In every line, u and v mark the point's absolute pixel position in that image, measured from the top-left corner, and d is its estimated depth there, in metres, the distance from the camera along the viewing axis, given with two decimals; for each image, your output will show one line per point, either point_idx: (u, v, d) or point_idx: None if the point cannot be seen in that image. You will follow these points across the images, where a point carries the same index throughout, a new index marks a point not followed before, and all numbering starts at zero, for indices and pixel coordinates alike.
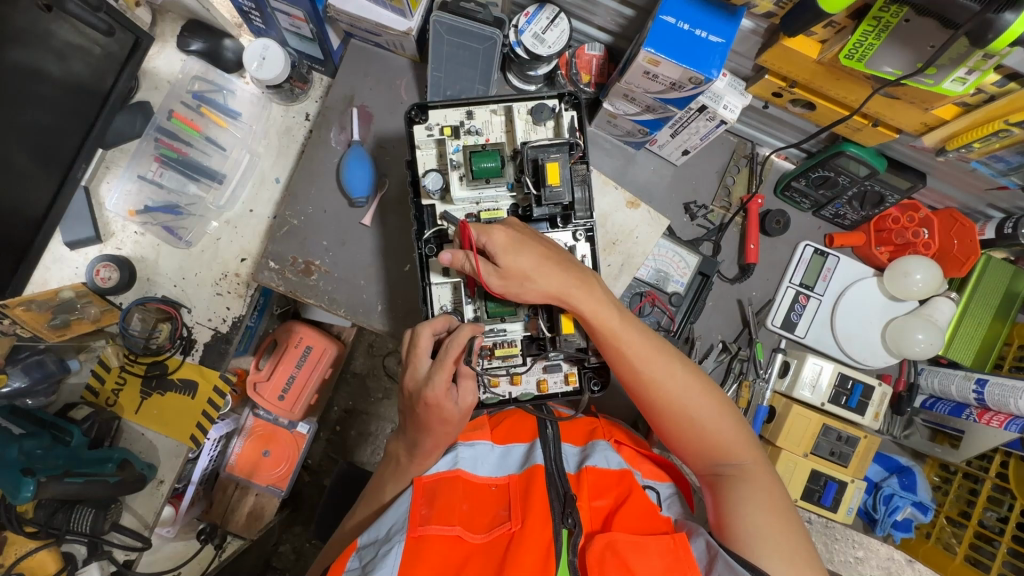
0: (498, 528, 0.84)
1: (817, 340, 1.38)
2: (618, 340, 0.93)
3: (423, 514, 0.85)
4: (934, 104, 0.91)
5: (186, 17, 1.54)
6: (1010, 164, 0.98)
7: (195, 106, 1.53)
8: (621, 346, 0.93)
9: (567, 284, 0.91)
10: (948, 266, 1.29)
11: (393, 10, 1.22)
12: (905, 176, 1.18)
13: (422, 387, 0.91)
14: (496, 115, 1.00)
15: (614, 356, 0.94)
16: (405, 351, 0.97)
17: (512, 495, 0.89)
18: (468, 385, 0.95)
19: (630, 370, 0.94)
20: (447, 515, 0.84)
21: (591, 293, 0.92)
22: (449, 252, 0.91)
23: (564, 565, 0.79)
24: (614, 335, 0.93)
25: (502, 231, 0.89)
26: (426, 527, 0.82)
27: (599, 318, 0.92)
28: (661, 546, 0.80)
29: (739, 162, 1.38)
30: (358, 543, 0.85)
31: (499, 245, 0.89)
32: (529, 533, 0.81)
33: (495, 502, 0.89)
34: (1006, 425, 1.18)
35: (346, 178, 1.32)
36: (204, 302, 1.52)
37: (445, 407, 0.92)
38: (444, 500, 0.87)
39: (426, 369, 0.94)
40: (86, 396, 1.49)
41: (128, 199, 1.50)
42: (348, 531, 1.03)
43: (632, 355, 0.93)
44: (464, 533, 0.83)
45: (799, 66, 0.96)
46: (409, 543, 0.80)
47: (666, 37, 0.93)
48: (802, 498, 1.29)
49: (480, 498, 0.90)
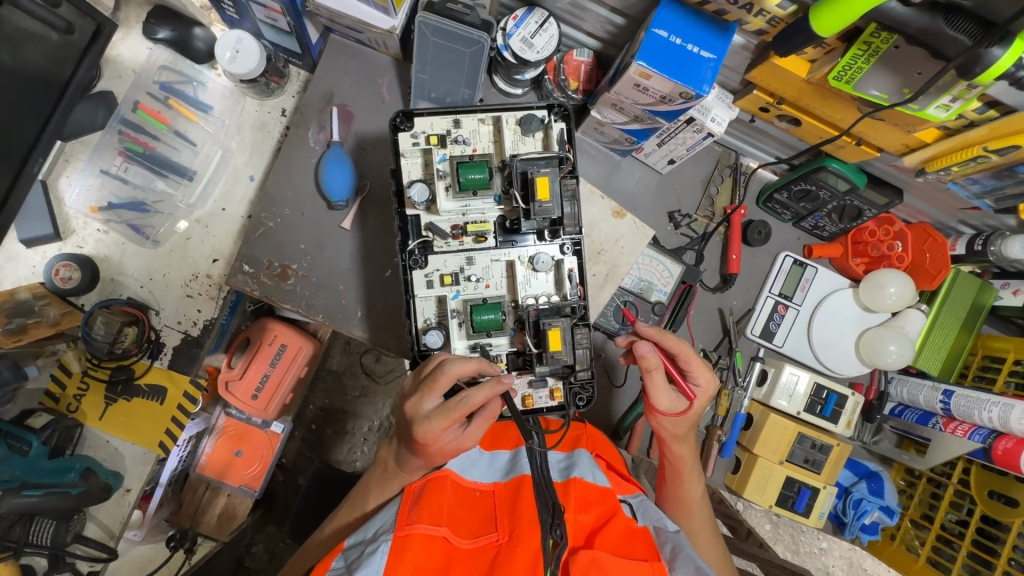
0: (485, 537, 0.85)
1: (794, 350, 1.41)
2: (686, 484, 1.10)
3: (410, 516, 0.84)
4: (916, 128, 0.92)
5: (153, 3, 1.45)
6: (985, 187, 1.01)
7: (162, 98, 1.45)
8: (692, 508, 1.10)
9: (681, 440, 1.08)
10: (920, 279, 1.32)
11: (376, 7, 1.17)
12: (883, 193, 1.21)
13: (418, 423, 0.88)
14: (485, 125, 0.98)
15: (678, 492, 1.11)
16: (424, 372, 0.91)
17: (498, 502, 0.91)
18: (474, 432, 0.91)
19: (692, 524, 1.08)
20: (435, 516, 0.84)
21: (694, 467, 1.11)
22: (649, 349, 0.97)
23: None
24: (683, 479, 1.10)
25: (707, 389, 1.06)
26: (414, 526, 0.81)
27: (688, 480, 1.11)
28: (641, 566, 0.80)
29: (724, 172, 1.38)
30: (344, 544, 0.84)
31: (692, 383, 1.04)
32: (517, 545, 0.81)
33: (480, 508, 0.91)
34: (970, 434, 1.22)
35: (325, 180, 1.27)
36: (173, 304, 1.46)
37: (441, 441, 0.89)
38: (432, 499, 0.87)
39: (429, 406, 0.89)
40: (46, 402, 1.41)
41: (89, 195, 1.42)
42: (336, 526, 1.01)
43: (697, 520, 1.08)
44: (451, 536, 0.83)
45: (788, 83, 0.96)
46: (396, 542, 0.79)
47: (658, 51, 0.92)
48: (776, 504, 1.33)
49: (466, 503, 0.91)
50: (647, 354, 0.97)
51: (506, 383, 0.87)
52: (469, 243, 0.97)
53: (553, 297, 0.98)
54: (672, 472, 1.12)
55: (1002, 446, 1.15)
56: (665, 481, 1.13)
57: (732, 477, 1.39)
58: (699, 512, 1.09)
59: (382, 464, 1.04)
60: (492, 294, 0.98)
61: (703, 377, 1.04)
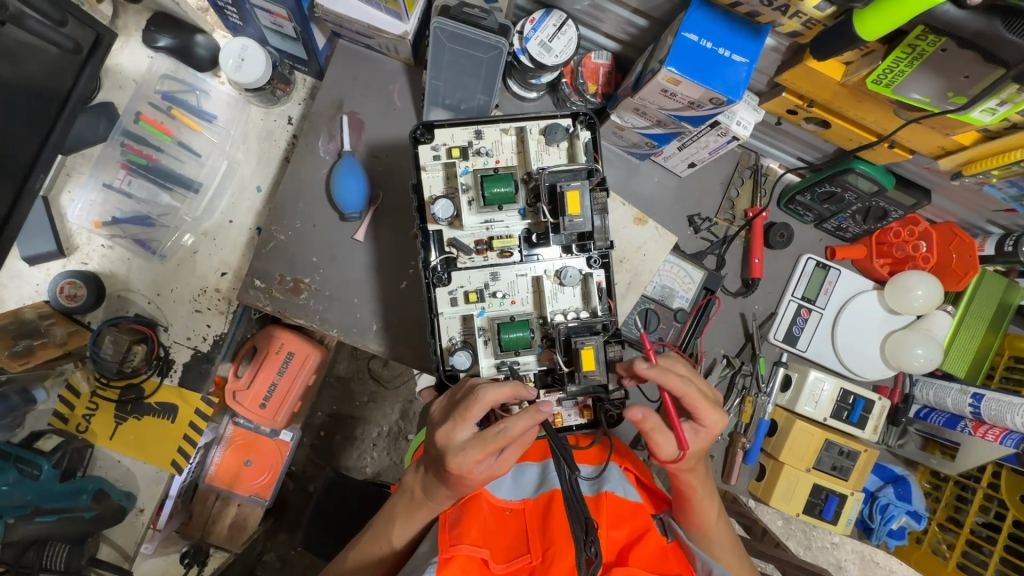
0: (518, 560, 0.83)
1: (818, 354, 1.38)
2: (696, 509, 1.00)
3: (451, 536, 0.83)
4: (957, 130, 0.89)
5: (153, 10, 1.41)
6: (1022, 189, 0.98)
7: (164, 107, 1.40)
8: (710, 533, 1.02)
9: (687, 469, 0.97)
10: (946, 280, 1.30)
11: (388, 12, 1.12)
12: (911, 194, 1.18)
13: (452, 453, 0.84)
14: (507, 135, 0.94)
15: (691, 518, 1.02)
16: (457, 399, 0.87)
17: (529, 520, 0.89)
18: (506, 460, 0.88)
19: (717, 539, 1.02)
20: (476, 537, 0.83)
21: (705, 490, 1.01)
22: (642, 414, 0.91)
23: None
24: (693, 505, 1.00)
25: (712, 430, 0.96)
26: (456, 547, 0.80)
27: (701, 507, 1.00)
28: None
29: (744, 173, 1.35)
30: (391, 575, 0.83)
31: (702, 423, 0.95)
32: (552, 563, 0.80)
33: (511, 526, 0.89)
34: (1002, 439, 1.20)
35: (337, 192, 1.23)
36: (182, 320, 1.43)
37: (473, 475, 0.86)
38: (467, 522, 0.86)
39: (462, 436, 0.85)
40: (54, 423, 1.38)
41: (93, 210, 1.38)
42: (359, 557, 0.97)
43: (718, 537, 1.02)
44: (489, 559, 0.82)
45: (820, 87, 0.93)
46: (440, 561, 0.78)
47: (688, 55, 0.88)
48: (804, 511, 1.30)
49: (498, 522, 0.90)
50: (642, 418, 0.91)
51: (544, 415, 0.84)
52: (494, 258, 0.94)
53: (581, 312, 0.94)
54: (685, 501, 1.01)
55: None
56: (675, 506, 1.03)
57: (758, 485, 1.37)
58: (718, 533, 1.02)
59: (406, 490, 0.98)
60: (519, 310, 0.95)
61: (711, 422, 0.95)
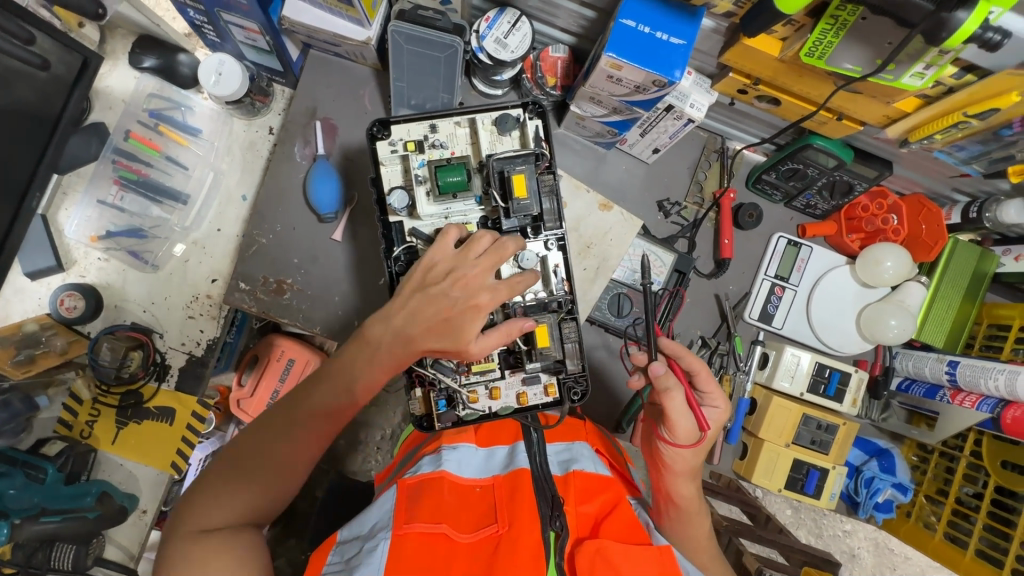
0: (484, 530, 0.85)
1: (795, 331, 1.39)
2: (693, 514, 1.03)
3: (409, 514, 0.85)
4: (897, 98, 0.91)
5: (137, 33, 1.49)
6: (971, 153, 0.99)
7: (152, 125, 1.48)
8: (694, 524, 1.03)
9: (693, 473, 1.04)
10: (917, 252, 1.31)
11: (350, 20, 1.17)
12: (872, 165, 1.19)
13: (482, 293, 0.86)
14: (461, 127, 0.98)
15: (683, 521, 1.03)
16: (479, 248, 0.88)
17: (497, 495, 0.91)
18: (490, 342, 0.88)
19: (696, 532, 1.03)
20: (431, 514, 0.85)
21: (700, 502, 1.05)
22: (664, 367, 1.00)
23: (552, 567, 0.80)
24: (690, 511, 1.03)
25: (719, 416, 1.06)
26: (410, 525, 0.82)
27: (694, 514, 1.03)
28: (648, 554, 0.80)
29: (710, 157, 1.38)
30: (337, 537, 0.87)
31: (710, 394, 1.05)
32: (518, 535, 0.82)
33: (481, 502, 0.91)
34: (978, 405, 1.20)
35: (312, 194, 1.29)
36: (177, 326, 1.48)
37: (464, 332, 0.85)
38: (429, 501, 0.87)
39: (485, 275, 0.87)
40: (60, 430, 1.44)
41: (89, 225, 1.47)
42: (314, 422, 0.89)
43: (696, 522, 1.03)
44: (451, 531, 0.83)
45: (763, 64, 0.96)
46: (393, 539, 0.80)
47: (626, 40, 0.92)
48: (786, 487, 1.31)
49: (465, 500, 0.91)
50: (664, 373, 0.99)
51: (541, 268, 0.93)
52: None
53: (540, 293, 0.99)
54: (672, 509, 1.05)
55: (1011, 415, 1.13)
56: (665, 511, 1.06)
57: (740, 463, 1.38)
58: (704, 527, 1.04)
59: (369, 344, 0.89)
60: None
61: (720, 397, 1.05)
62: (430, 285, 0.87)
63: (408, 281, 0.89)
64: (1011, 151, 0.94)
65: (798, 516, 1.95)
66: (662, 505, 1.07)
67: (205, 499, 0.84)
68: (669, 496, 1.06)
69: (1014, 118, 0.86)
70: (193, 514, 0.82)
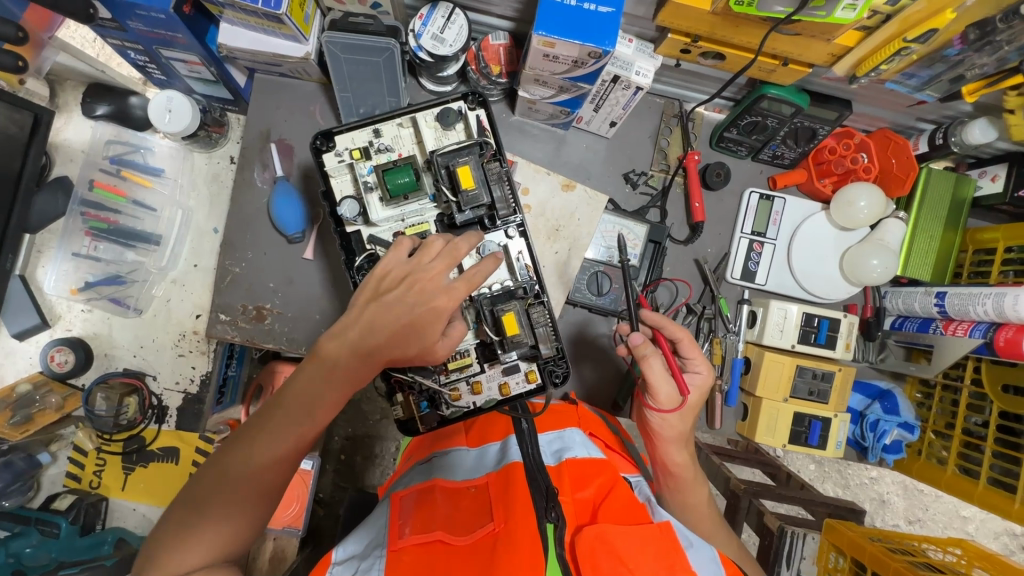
0: (481, 530, 0.77)
1: (779, 285, 1.38)
2: (688, 484, 1.02)
3: (403, 530, 0.80)
4: (835, 33, 0.89)
5: (87, 82, 1.50)
6: (922, 79, 0.98)
7: (115, 171, 1.48)
8: (691, 495, 1.02)
9: (682, 440, 1.03)
10: (892, 186, 1.28)
11: (286, 37, 1.16)
12: (831, 107, 1.17)
13: (438, 295, 0.82)
14: (404, 127, 0.98)
15: (679, 490, 1.03)
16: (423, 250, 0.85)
17: (492, 492, 0.84)
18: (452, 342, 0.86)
19: (696, 499, 1.02)
20: (427, 525, 0.80)
21: (695, 470, 1.04)
22: (641, 335, 1.00)
23: (554, 562, 0.71)
24: (686, 479, 1.02)
25: (704, 381, 1.04)
26: (407, 538, 0.77)
27: (691, 484, 1.02)
28: (649, 534, 0.72)
29: (670, 122, 1.36)
30: (332, 557, 0.80)
31: (692, 360, 1.04)
32: (513, 531, 0.74)
33: (474, 503, 0.84)
34: (971, 331, 1.18)
35: (277, 216, 1.29)
36: (168, 365, 1.50)
37: (432, 335, 0.81)
38: (422, 511, 0.83)
39: (439, 270, 0.83)
40: (70, 483, 1.47)
41: (67, 278, 1.47)
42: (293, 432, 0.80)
43: (694, 490, 1.02)
44: (447, 536, 0.78)
45: (697, 20, 0.95)
46: (389, 555, 0.75)
47: (555, 17, 0.91)
48: (789, 442, 1.30)
49: (460, 504, 0.85)
50: (641, 340, 0.99)
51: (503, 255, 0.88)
52: None
53: (507, 282, 0.99)
54: (669, 478, 1.04)
55: (1004, 336, 1.12)
56: (662, 481, 1.05)
57: (743, 424, 1.37)
58: (703, 497, 1.03)
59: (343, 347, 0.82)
60: None
61: (702, 363, 1.04)
62: (384, 292, 0.82)
63: (362, 289, 0.84)
64: (959, 72, 0.93)
65: (823, 470, 1.94)
66: (659, 477, 1.06)
67: (179, 529, 0.76)
68: (663, 467, 1.05)
69: (952, 36, 0.87)
70: (169, 546, 0.75)
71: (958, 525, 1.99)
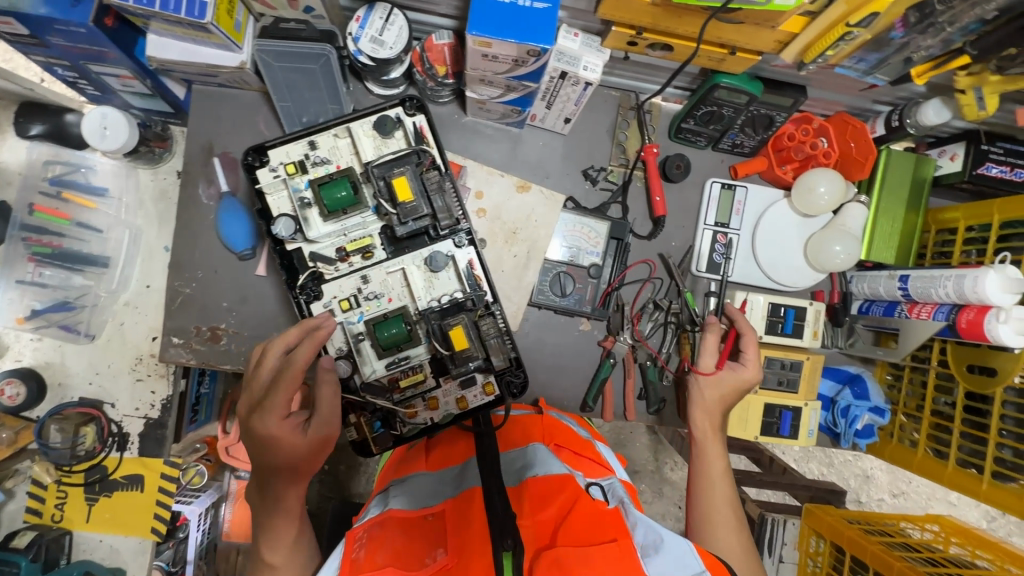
0: (434, 565, 0.73)
1: (744, 275, 1.36)
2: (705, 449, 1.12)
3: (354, 566, 0.73)
4: (779, 20, 0.87)
5: (19, 101, 1.43)
6: (870, 62, 0.96)
7: (54, 193, 1.40)
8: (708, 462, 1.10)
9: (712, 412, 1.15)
10: (853, 170, 1.26)
11: (217, 45, 1.09)
12: (786, 93, 1.15)
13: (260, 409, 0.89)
14: (341, 139, 1.01)
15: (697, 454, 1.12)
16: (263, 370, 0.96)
17: (448, 524, 0.80)
18: (318, 419, 0.92)
19: (708, 464, 1.10)
20: (379, 561, 0.74)
21: (716, 441, 1.13)
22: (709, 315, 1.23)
23: None
24: (703, 445, 1.12)
25: (750, 375, 1.16)
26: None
27: (710, 451, 1.11)
28: (607, 555, 0.69)
29: (627, 115, 1.33)
30: None
31: (744, 351, 1.18)
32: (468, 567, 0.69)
33: (430, 535, 0.79)
34: (934, 314, 1.18)
35: (224, 233, 1.25)
36: (126, 392, 1.44)
37: (274, 441, 0.89)
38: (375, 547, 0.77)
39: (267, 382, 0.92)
40: (30, 519, 1.43)
41: (12, 307, 1.40)
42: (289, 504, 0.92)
43: (710, 457, 1.10)
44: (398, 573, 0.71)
45: (637, 12, 0.92)
46: None
47: (489, 16, 0.87)
48: (762, 433, 1.29)
49: (413, 534, 0.80)
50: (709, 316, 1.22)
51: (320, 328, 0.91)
52: (359, 262, 1.02)
53: (457, 292, 1.04)
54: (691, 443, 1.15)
55: (965, 318, 1.12)
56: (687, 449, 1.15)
57: None
58: (717, 466, 1.10)
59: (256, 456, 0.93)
60: (395, 306, 1.03)
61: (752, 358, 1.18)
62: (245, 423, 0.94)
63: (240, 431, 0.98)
64: (906, 54, 0.91)
65: (806, 451, 1.94)
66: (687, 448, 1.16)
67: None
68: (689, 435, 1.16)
69: (894, 19, 0.85)
70: None
71: (941, 496, 2.01)
